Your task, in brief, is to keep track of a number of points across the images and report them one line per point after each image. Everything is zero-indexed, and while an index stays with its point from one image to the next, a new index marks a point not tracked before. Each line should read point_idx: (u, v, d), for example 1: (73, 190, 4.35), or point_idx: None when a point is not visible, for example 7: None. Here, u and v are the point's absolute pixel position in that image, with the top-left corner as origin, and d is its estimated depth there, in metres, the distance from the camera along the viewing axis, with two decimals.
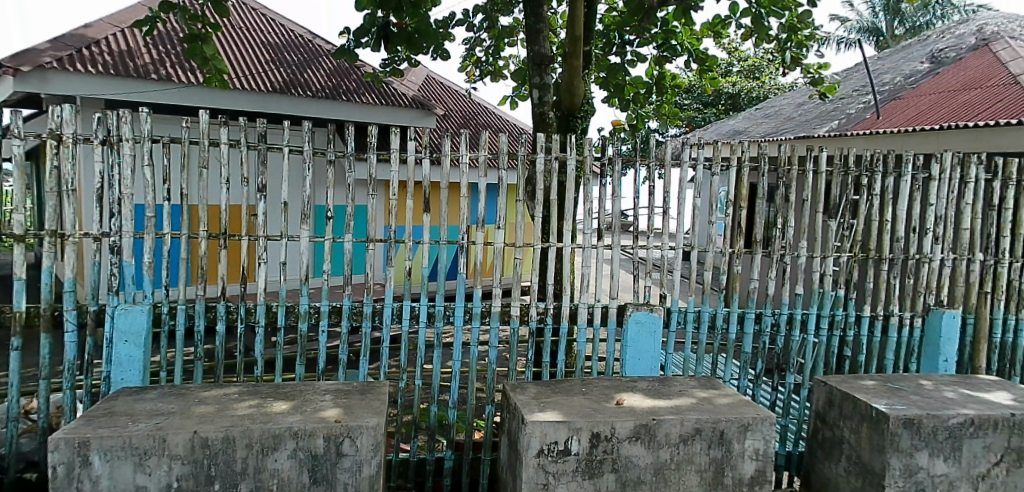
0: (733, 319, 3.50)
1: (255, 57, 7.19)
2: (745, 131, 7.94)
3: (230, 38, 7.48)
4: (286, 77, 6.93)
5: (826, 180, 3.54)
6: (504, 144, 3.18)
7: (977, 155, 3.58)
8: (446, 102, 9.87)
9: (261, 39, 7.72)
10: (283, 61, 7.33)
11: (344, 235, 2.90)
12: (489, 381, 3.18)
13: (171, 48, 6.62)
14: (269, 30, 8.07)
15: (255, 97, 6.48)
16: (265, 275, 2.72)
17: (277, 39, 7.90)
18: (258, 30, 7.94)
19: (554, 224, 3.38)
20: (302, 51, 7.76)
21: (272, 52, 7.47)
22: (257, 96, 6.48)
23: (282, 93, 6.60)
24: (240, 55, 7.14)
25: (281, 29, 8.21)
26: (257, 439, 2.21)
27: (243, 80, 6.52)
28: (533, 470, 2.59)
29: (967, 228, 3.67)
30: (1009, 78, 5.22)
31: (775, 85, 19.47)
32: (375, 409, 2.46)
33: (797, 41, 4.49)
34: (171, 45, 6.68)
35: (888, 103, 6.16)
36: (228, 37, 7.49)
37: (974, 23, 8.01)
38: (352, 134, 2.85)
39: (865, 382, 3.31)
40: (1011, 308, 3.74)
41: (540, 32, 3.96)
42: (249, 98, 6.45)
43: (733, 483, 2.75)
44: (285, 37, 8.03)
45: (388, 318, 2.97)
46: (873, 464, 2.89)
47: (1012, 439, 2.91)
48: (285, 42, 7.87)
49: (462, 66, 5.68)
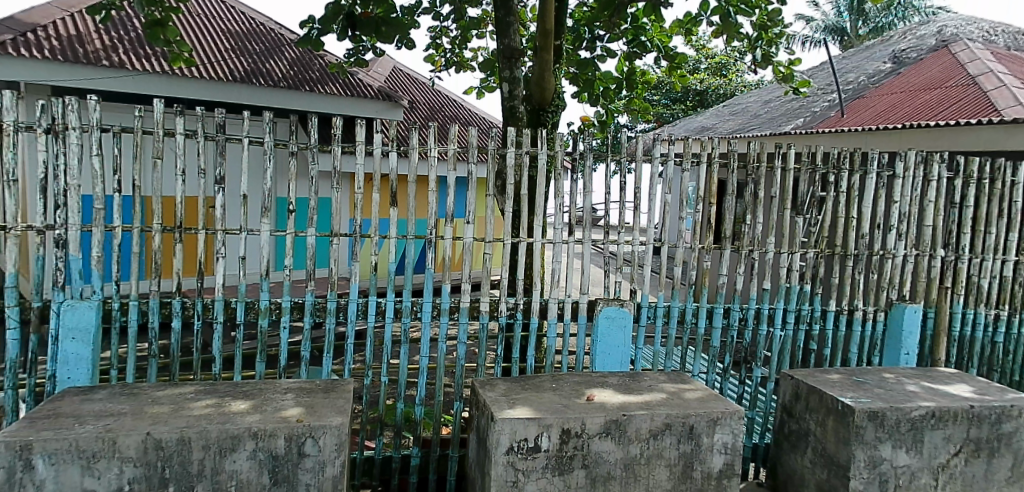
0: (702, 314, 3.52)
1: (215, 46, 6.98)
2: (712, 127, 8.06)
3: (187, 25, 7.26)
4: (246, 67, 6.75)
5: (794, 177, 3.59)
6: (473, 137, 3.12)
7: (940, 155, 3.66)
8: (414, 97, 9.74)
9: (221, 27, 7.51)
10: (244, 50, 7.14)
11: (308, 229, 2.81)
12: (459, 376, 3.12)
13: (124, 34, 6.41)
14: (230, 18, 7.86)
15: (216, 87, 6.28)
16: (223, 270, 2.62)
17: (239, 27, 7.68)
18: (218, 17, 7.72)
19: (525, 219, 3.35)
20: (264, 41, 7.57)
21: (232, 40, 7.26)
22: (219, 86, 6.29)
23: (243, 83, 6.43)
24: (199, 42, 6.92)
25: (243, 17, 7.99)
26: (214, 441, 2.13)
27: (202, 69, 6.32)
28: (502, 467, 2.55)
29: (930, 226, 3.76)
30: (967, 79, 5.38)
31: (742, 83, 19.88)
32: (339, 408, 2.39)
33: (767, 38, 4.53)
34: (124, 31, 6.46)
35: (852, 102, 6.29)
36: (186, 23, 7.27)
37: (933, 26, 8.25)
38: (315, 125, 2.76)
39: (831, 375, 3.35)
40: (969, 302, 3.89)
41: (511, 25, 3.86)
42: (208, 88, 6.28)
43: (701, 478, 2.76)
44: (246, 25, 7.82)
45: (353, 314, 2.90)
46: (839, 456, 2.93)
47: (971, 430, 2.98)
48: (246, 31, 7.65)
49: (428, 56, 5.59)
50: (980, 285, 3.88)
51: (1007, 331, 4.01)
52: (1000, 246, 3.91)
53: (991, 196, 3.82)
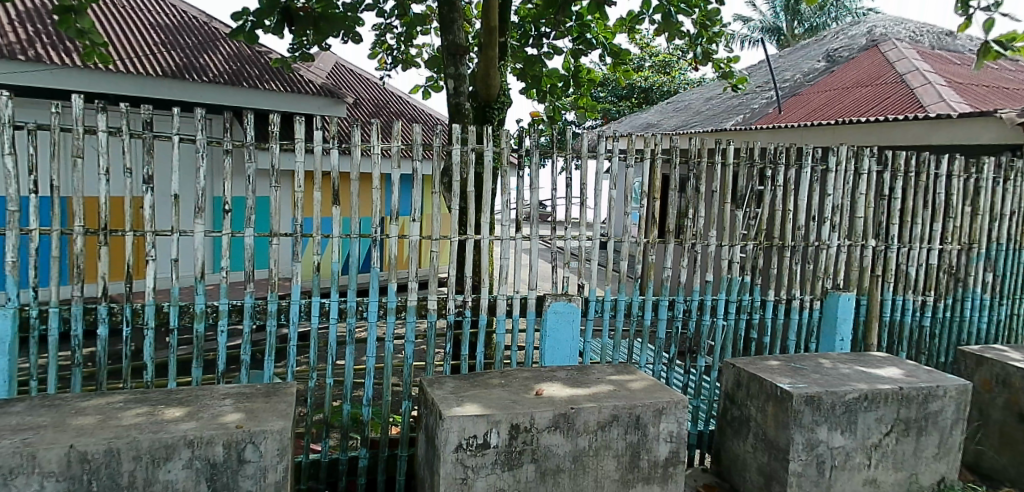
0: (648, 306, 3.58)
1: (143, 40, 6.67)
2: (657, 123, 8.23)
3: (113, 18, 6.93)
4: (179, 61, 6.49)
5: (734, 172, 3.69)
6: (417, 134, 3.08)
7: (869, 149, 3.84)
8: (362, 94, 9.60)
9: (150, 20, 7.20)
10: (176, 44, 6.87)
11: (245, 229, 2.72)
12: (407, 375, 3.09)
13: (43, 27, 6.05)
14: (159, 10, 7.54)
15: (147, 82, 6.02)
16: (154, 273, 2.51)
17: (170, 21, 7.37)
18: (147, 10, 7.40)
19: (472, 216, 3.32)
20: (197, 34, 7.31)
21: (162, 34, 6.97)
22: (150, 81, 6.03)
23: (176, 78, 6.18)
24: (126, 36, 6.62)
25: (174, 9, 7.68)
26: (146, 451, 2.04)
27: (131, 64, 6.05)
28: (451, 465, 2.54)
29: (861, 217, 3.93)
30: (895, 78, 5.66)
31: (685, 81, 20.38)
32: (281, 412, 2.33)
33: (707, 37, 4.65)
34: (41, 23, 6.12)
35: (788, 99, 6.54)
36: (110, 15, 6.93)
37: (863, 26, 8.65)
38: (251, 122, 2.68)
39: (770, 363, 3.47)
40: (898, 289, 4.09)
41: (455, 21, 3.84)
42: (139, 83, 6.01)
43: (648, 466, 2.82)
44: (178, 18, 7.52)
45: (296, 315, 2.84)
46: (778, 440, 3.04)
47: (901, 411, 3.15)
48: (177, 25, 7.34)
49: (373, 53, 5.51)
50: (907, 273, 4.09)
51: (932, 315, 4.26)
52: (926, 235, 4.13)
53: (916, 188, 4.02)
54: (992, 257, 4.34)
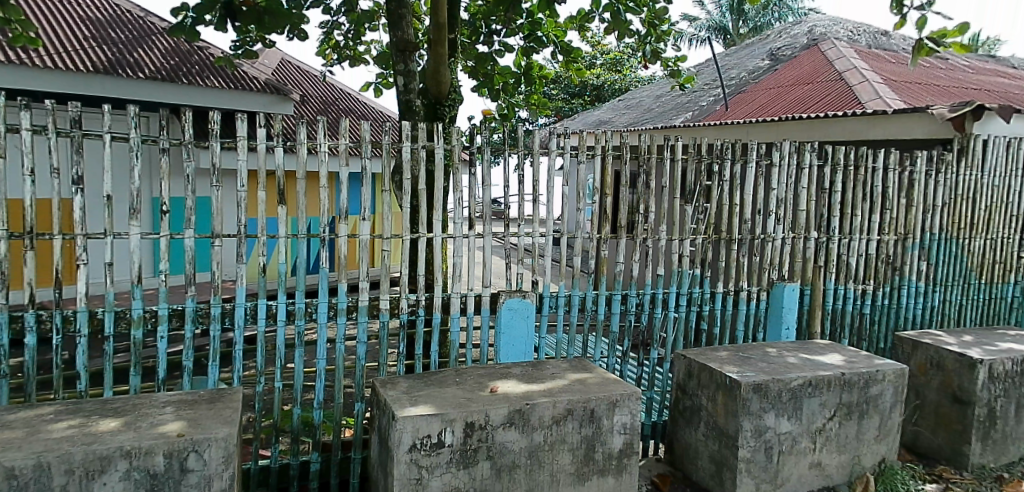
0: (601, 301, 3.62)
1: (72, 35, 6.34)
2: (609, 120, 8.33)
3: (38, 11, 6.57)
4: (111, 57, 6.21)
5: (682, 167, 3.77)
6: (366, 132, 3.03)
7: (811, 144, 3.98)
8: (308, 91, 9.41)
9: (78, 14, 6.86)
10: (107, 39, 6.57)
11: (185, 231, 2.63)
12: (359, 377, 3.04)
13: None
14: (89, 4, 7.19)
15: (76, 79, 5.72)
16: (86, 278, 2.40)
17: (100, 14, 7.05)
18: (74, 3, 7.05)
19: (424, 214, 3.29)
20: (130, 29, 7.02)
21: (92, 28, 6.66)
22: (80, 78, 5.73)
23: (109, 74, 5.91)
24: (53, 30, 6.29)
25: (104, 3, 7.35)
26: (80, 464, 1.95)
27: (58, 59, 5.75)
28: (405, 466, 2.52)
29: (804, 210, 4.07)
30: (835, 75, 5.89)
31: (636, 79, 20.74)
32: (226, 419, 2.26)
33: (656, 35, 4.74)
34: None
35: (734, 96, 6.72)
36: (35, 8, 6.57)
37: (804, 25, 8.98)
38: (189, 119, 2.58)
39: (720, 353, 3.57)
40: (839, 279, 4.26)
41: (403, 17, 3.79)
42: (69, 80, 5.72)
43: (603, 458, 2.86)
44: (109, 12, 7.20)
45: (241, 319, 2.76)
46: (728, 427, 3.13)
47: (843, 395, 3.28)
48: (108, 19, 7.02)
49: (321, 49, 5.39)
50: (848, 263, 4.27)
51: (872, 303, 4.45)
52: (864, 227, 4.31)
53: (855, 182, 4.19)
54: (925, 246, 4.56)
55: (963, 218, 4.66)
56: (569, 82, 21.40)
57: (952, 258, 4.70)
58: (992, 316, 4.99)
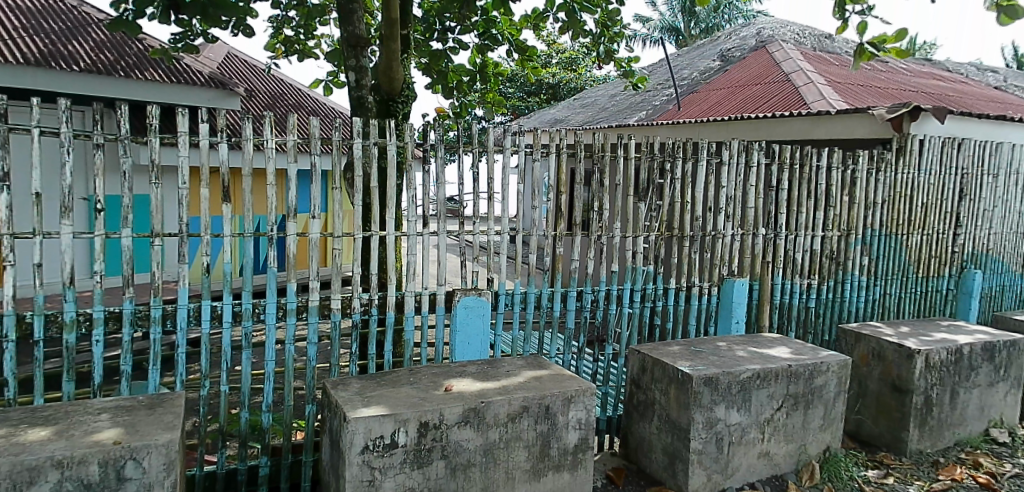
0: (557, 298, 3.64)
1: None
2: (565, 119, 8.39)
3: None
4: (42, 48, 5.91)
5: (635, 166, 3.82)
6: (315, 128, 2.97)
7: (758, 143, 4.10)
8: (256, 87, 9.15)
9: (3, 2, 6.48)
10: (37, 30, 6.24)
11: (123, 230, 2.52)
12: (310, 379, 2.98)
13: None
14: None
15: (4, 71, 5.40)
16: (12, 280, 2.28)
17: (28, 3, 6.68)
18: None
19: (376, 211, 3.23)
20: (62, 20, 6.68)
21: (20, 18, 6.30)
22: (8, 70, 5.42)
23: (41, 66, 5.62)
24: None
25: None
26: (6, 476, 1.85)
27: None
28: (357, 468, 2.47)
29: (752, 207, 4.19)
30: (782, 77, 6.08)
31: (592, 78, 20.98)
32: (167, 424, 2.18)
33: (609, 36, 4.79)
34: None
35: (686, 96, 6.86)
36: None
37: (754, 28, 9.24)
38: (125, 113, 2.48)
39: (672, 348, 3.64)
40: (786, 274, 4.40)
41: (354, 12, 3.73)
42: None
43: (558, 454, 2.89)
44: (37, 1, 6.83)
45: (184, 321, 2.66)
46: (681, 420, 3.20)
47: (789, 386, 3.39)
48: (36, 9, 6.66)
49: (270, 44, 5.25)
50: (794, 258, 4.42)
51: (817, 297, 4.62)
52: (809, 223, 4.47)
53: (800, 180, 4.33)
54: (867, 242, 4.76)
55: (901, 215, 4.87)
56: (526, 80, 21.47)
57: (891, 253, 4.91)
58: (928, 307, 5.25)
